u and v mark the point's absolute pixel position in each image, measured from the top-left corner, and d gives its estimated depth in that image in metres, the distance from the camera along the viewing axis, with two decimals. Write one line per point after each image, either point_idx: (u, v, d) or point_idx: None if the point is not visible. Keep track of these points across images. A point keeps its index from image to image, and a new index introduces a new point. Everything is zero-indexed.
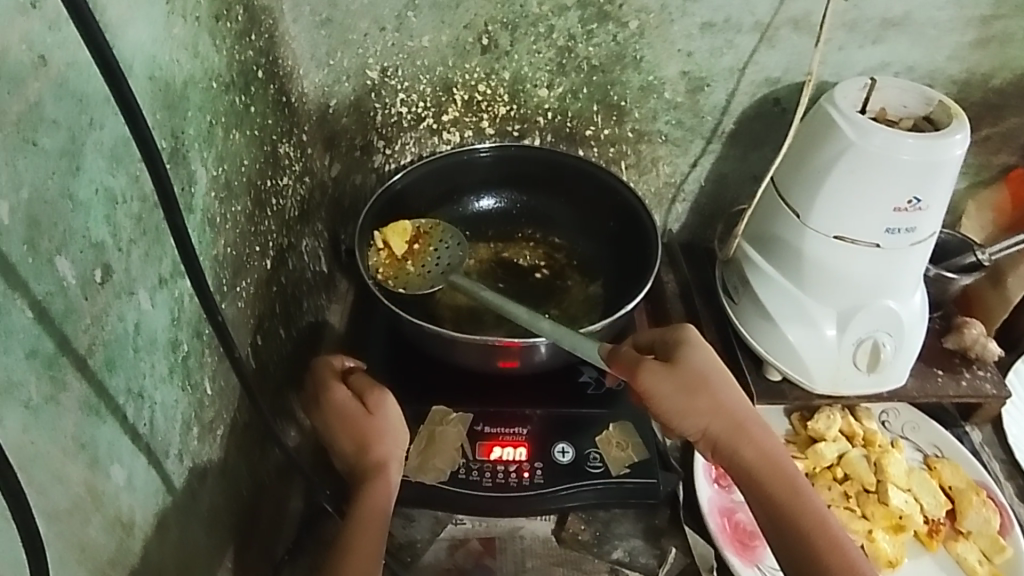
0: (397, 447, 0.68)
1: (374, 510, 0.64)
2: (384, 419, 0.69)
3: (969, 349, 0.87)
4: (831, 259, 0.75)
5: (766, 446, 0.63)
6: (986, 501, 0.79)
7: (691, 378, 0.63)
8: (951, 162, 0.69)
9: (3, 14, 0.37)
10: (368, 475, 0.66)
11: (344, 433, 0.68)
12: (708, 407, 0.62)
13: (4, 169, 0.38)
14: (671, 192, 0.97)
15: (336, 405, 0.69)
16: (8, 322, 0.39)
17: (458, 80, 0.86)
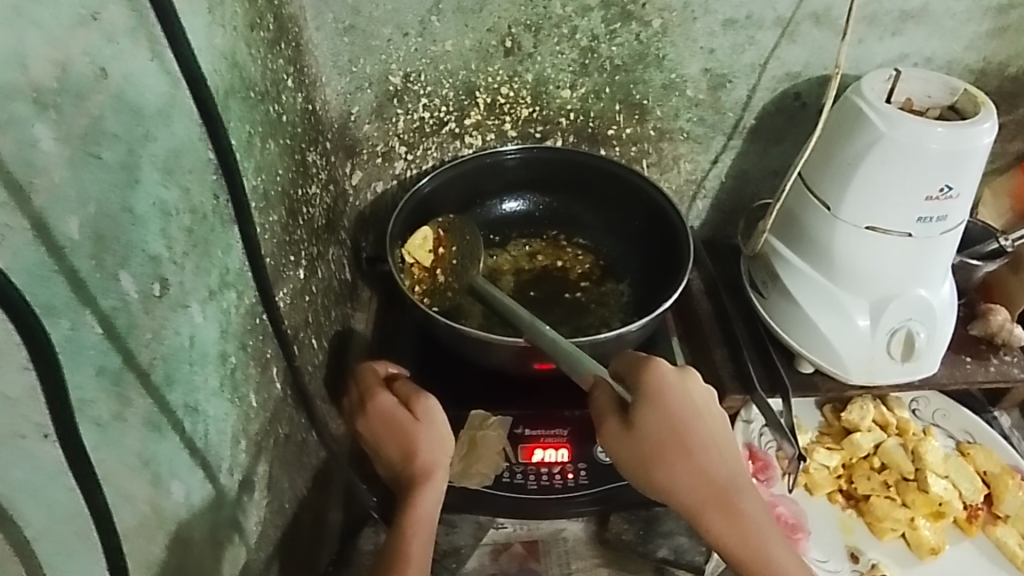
0: (444, 453, 0.67)
1: (418, 520, 0.64)
2: (431, 426, 0.68)
3: (995, 335, 0.88)
4: (864, 249, 0.75)
5: (731, 509, 0.61)
6: (1021, 485, 0.80)
7: (661, 439, 0.60)
8: (981, 150, 0.69)
9: (65, 27, 0.37)
10: (415, 482, 0.65)
11: (391, 440, 0.67)
12: (667, 474, 0.60)
13: (73, 184, 0.38)
14: (692, 189, 0.98)
15: (382, 412, 0.69)
16: (78, 339, 0.38)
17: (480, 83, 0.85)
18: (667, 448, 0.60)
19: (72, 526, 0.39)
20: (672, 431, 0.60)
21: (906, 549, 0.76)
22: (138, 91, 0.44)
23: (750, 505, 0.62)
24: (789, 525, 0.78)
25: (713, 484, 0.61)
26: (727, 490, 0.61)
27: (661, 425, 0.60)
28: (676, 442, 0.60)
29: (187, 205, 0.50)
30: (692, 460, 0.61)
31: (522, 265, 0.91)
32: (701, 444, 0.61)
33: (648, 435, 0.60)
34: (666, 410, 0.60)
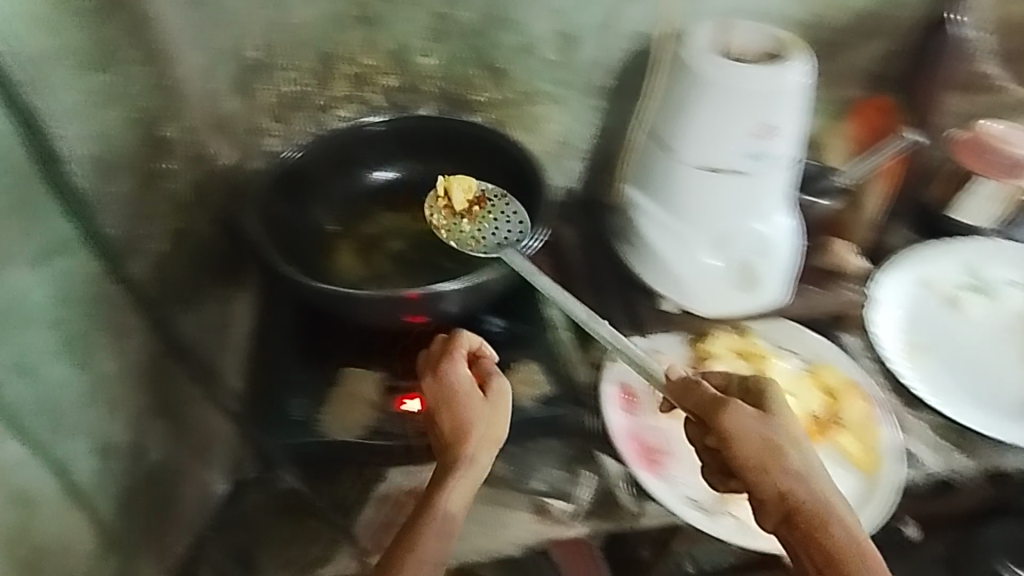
0: (497, 432, 0.68)
1: (467, 502, 0.64)
2: (494, 406, 0.69)
3: (838, 265, 1.01)
4: (701, 189, 0.82)
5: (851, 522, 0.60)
6: (856, 395, 0.89)
7: (831, 550, 0.58)
8: (794, 89, 0.76)
9: None
10: (457, 463, 0.66)
11: (444, 411, 0.68)
12: (782, 466, 0.62)
13: None
14: (558, 151, 1.02)
15: (473, 382, 0.70)
16: None
17: (339, 53, 0.87)
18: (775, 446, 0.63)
19: None
20: (774, 449, 0.62)
21: None
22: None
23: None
24: (655, 452, 0.80)
25: (841, 543, 0.58)
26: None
27: (835, 559, 0.58)
28: (773, 443, 0.63)
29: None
30: (799, 478, 0.61)
31: (398, 231, 0.93)
32: (814, 456, 0.64)
33: (752, 448, 0.62)
34: (761, 416, 0.64)
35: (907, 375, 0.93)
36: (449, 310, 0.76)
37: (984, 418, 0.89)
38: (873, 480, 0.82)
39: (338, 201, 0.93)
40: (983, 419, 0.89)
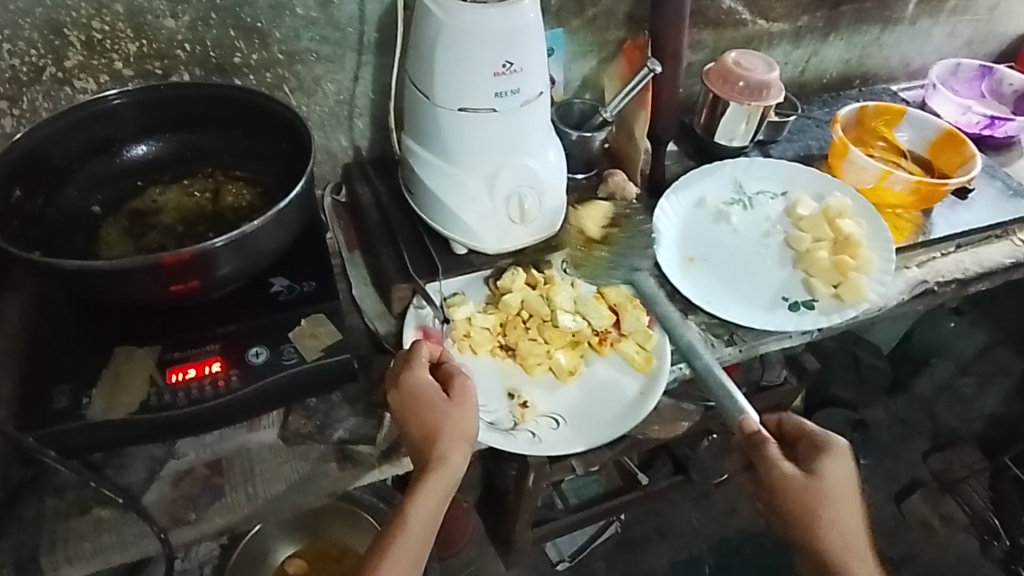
0: (462, 433, 0.75)
1: (430, 503, 0.73)
2: (460, 407, 0.77)
3: (614, 193, 1.07)
4: (464, 130, 0.85)
5: (817, 524, 0.78)
6: (640, 306, 0.96)
7: (812, 515, 0.78)
8: (529, 26, 0.80)
9: None
10: (431, 465, 0.73)
11: (414, 417, 0.75)
12: (805, 528, 0.78)
13: None
14: (345, 110, 1.03)
15: (418, 392, 0.76)
16: None
17: (66, 19, 0.81)
18: (787, 492, 0.79)
19: None
20: (810, 501, 0.78)
21: (552, 378, 0.90)
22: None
23: (830, 537, 0.78)
24: None
25: (817, 501, 0.78)
26: (830, 525, 0.78)
27: (816, 500, 0.78)
28: (813, 523, 0.78)
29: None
30: (840, 530, 0.78)
31: (173, 203, 0.90)
32: (844, 520, 0.79)
33: (790, 497, 0.78)
34: (779, 471, 0.79)
35: (681, 282, 1.03)
36: (216, 274, 0.76)
37: (746, 310, 1.00)
38: (652, 377, 0.90)
39: (103, 180, 0.89)
40: (744, 312, 1.00)
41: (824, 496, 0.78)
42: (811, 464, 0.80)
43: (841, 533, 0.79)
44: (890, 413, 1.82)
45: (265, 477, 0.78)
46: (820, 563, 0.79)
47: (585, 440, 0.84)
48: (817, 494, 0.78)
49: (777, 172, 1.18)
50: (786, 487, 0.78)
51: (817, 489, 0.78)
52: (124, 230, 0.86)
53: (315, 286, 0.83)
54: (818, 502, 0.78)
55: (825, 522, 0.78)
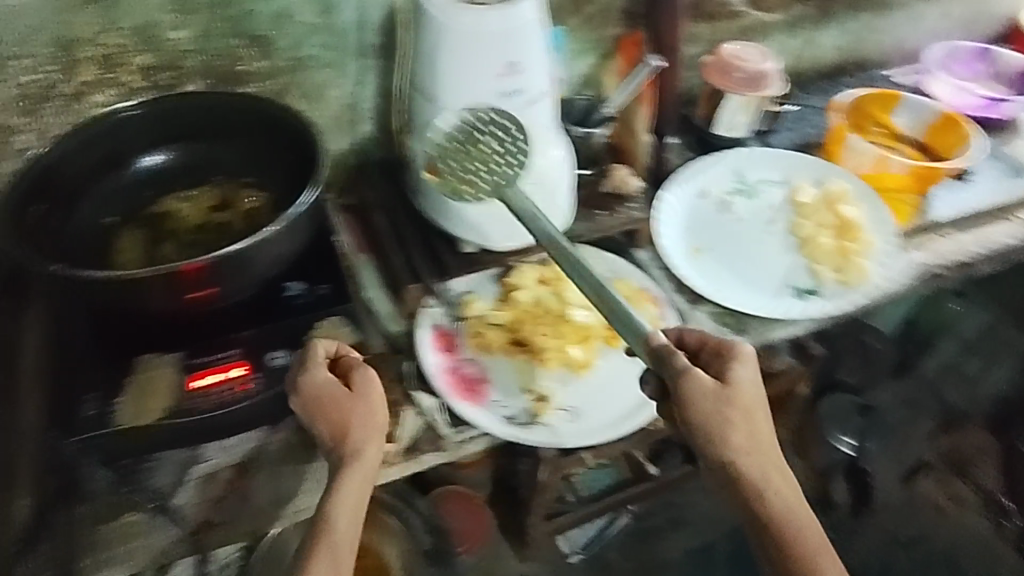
0: (373, 424, 0.76)
1: (355, 495, 0.73)
2: (366, 400, 0.77)
3: (618, 187, 1.08)
4: (470, 131, 0.87)
5: (743, 429, 0.76)
6: (647, 299, 1.00)
7: (712, 406, 0.73)
8: (528, 26, 0.82)
9: None
10: (346, 461, 0.74)
11: (322, 418, 0.75)
12: (725, 425, 0.75)
13: None
14: (350, 114, 1.05)
15: (320, 391, 0.75)
16: None
17: (78, 36, 0.83)
18: (707, 406, 0.73)
19: None
20: (720, 402, 0.74)
21: (568, 371, 0.92)
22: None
23: (732, 437, 0.75)
24: (472, 380, 0.89)
25: (723, 406, 0.74)
26: (757, 416, 0.77)
27: (727, 402, 0.74)
28: (717, 428, 0.74)
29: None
30: (739, 436, 0.76)
31: (180, 213, 0.92)
32: (744, 423, 0.76)
33: (699, 403, 0.73)
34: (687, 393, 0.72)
35: (687, 274, 1.05)
36: (229, 283, 0.77)
37: (755, 299, 1.02)
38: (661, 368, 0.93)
39: (112, 194, 0.90)
40: (753, 300, 1.02)
41: (738, 397, 0.75)
42: (727, 366, 0.77)
43: (756, 433, 0.77)
44: (898, 397, 1.82)
45: (288, 478, 0.79)
46: (732, 468, 0.77)
47: (603, 430, 0.86)
48: (745, 392, 0.76)
49: (776, 161, 1.20)
50: (695, 394, 0.72)
51: (736, 390, 0.75)
52: (138, 243, 0.88)
53: (330, 290, 0.85)
54: (736, 401, 0.75)
55: (746, 413, 0.76)
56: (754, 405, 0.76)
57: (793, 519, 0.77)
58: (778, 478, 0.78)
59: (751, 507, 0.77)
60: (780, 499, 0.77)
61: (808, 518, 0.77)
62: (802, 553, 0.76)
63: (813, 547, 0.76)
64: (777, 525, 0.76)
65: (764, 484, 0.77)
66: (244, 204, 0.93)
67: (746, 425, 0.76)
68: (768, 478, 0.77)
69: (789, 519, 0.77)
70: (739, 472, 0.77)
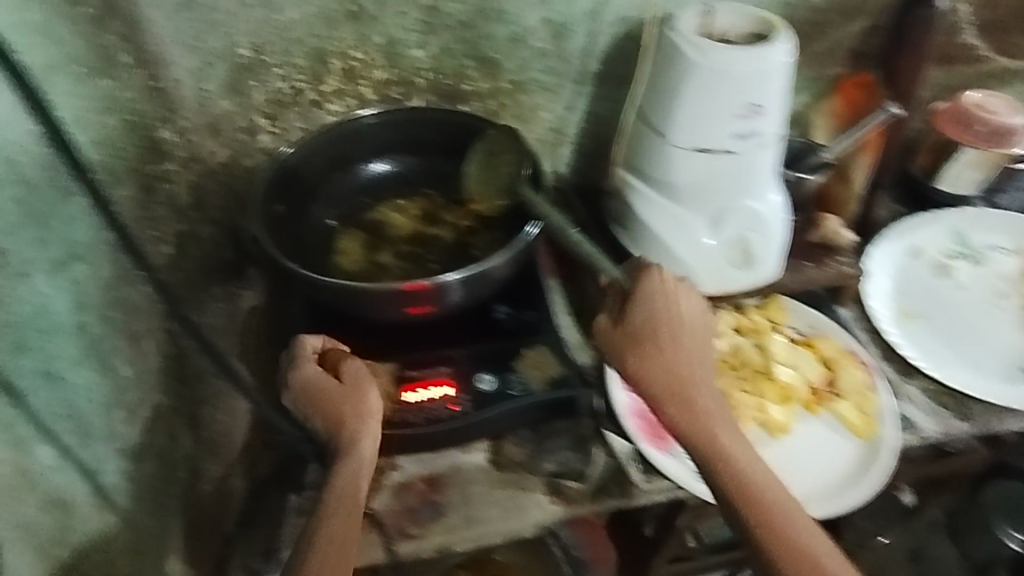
0: (367, 412, 0.69)
1: (349, 486, 0.65)
2: (354, 389, 0.71)
3: (827, 240, 1.00)
4: (696, 170, 0.83)
5: (670, 380, 0.71)
6: (857, 364, 0.90)
7: (648, 355, 0.72)
8: (779, 68, 0.78)
9: None
10: (340, 453, 0.67)
11: (319, 410, 0.69)
12: (657, 371, 0.72)
13: None
14: (554, 137, 1.05)
15: (311, 389, 0.70)
16: (28, 270, 0.50)
17: (332, 49, 0.88)
18: (642, 342, 0.73)
19: None
20: (651, 345, 0.73)
21: (763, 431, 0.85)
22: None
23: (683, 364, 0.72)
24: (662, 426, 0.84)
25: (649, 335, 0.73)
26: (664, 349, 0.73)
27: (629, 339, 0.74)
28: (676, 379, 0.72)
29: (49, 180, 0.53)
30: (680, 378, 0.72)
31: (398, 222, 0.94)
32: (687, 368, 0.72)
33: (642, 363, 0.72)
34: (642, 319, 0.74)
35: (899, 339, 0.96)
36: (447, 302, 0.79)
37: (979, 380, 0.91)
38: (872, 444, 0.83)
39: (337, 196, 0.94)
40: (977, 381, 0.91)
41: (670, 330, 0.73)
42: (629, 298, 0.75)
43: (708, 400, 0.71)
44: None
45: (480, 500, 0.80)
46: (701, 444, 0.68)
47: (800, 498, 0.79)
48: (654, 308, 0.74)
49: (1009, 229, 1.08)
50: (645, 344, 0.73)
51: (638, 321, 0.74)
52: (358, 246, 0.91)
53: (536, 316, 0.87)
54: (631, 327, 0.74)
55: (666, 361, 0.72)
56: (655, 339, 0.73)
57: (755, 497, 0.65)
58: (728, 435, 0.69)
59: (732, 507, 0.65)
60: (739, 460, 0.67)
61: (787, 501, 0.65)
62: (785, 542, 0.62)
63: (774, 543, 0.62)
64: (732, 491, 0.65)
65: (732, 469, 0.66)
66: (451, 219, 0.94)
67: (654, 360, 0.72)
68: (722, 442, 0.68)
69: (756, 488, 0.65)
70: (677, 408, 0.70)
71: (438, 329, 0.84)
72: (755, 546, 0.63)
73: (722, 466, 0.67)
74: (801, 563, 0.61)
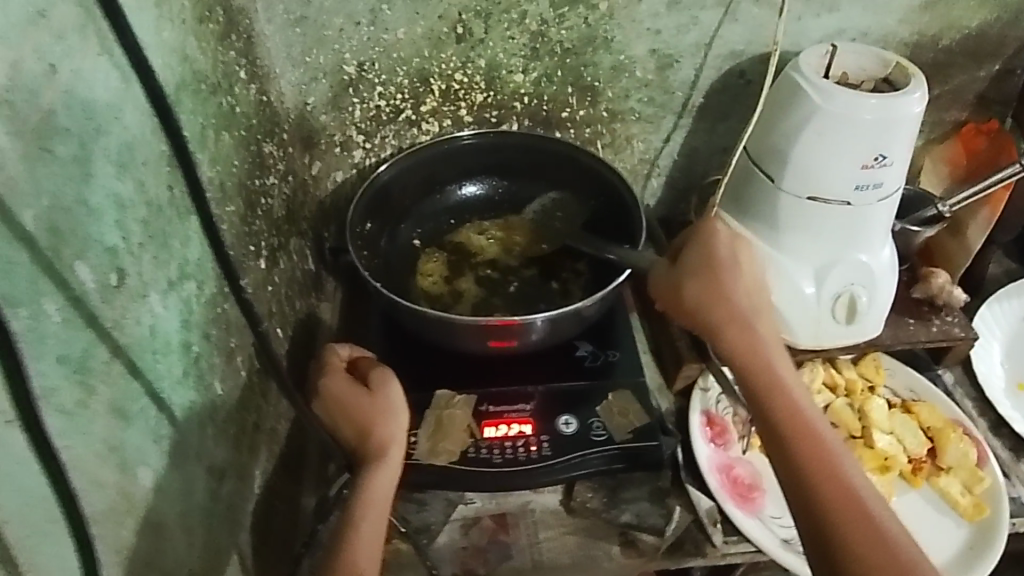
0: (397, 422, 0.69)
1: (379, 494, 0.64)
2: (385, 397, 0.70)
3: (937, 297, 0.91)
4: (806, 219, 0.79)
5: (741, 331, 0.66)
6: (963, 436, 0.84)
7: (710, 287, 0.67)
8: (911, 120, 0.74)
9: (77, 51, 0.44)
10: (369, 461, 0.66)
11: (345, 420, 0.68)
12: (712, 297, 0.67)
13: (82, 166, 0.44)
14: (646, 168, 0.99)
15: (337, 397, 0.69)
16: (143, 287, 0.51)
17: (435, 70, 0.87)
18: (708, 272, 0.68)
19: (44, 510, 0.40)
20: (715, 276, 0.67)
21: None
22: (125, 98, 0.49)
23: (745, 304, 0.67)
24: (746, 485, 0.81)
25: (718, 269, 0.68)
26: (726, 282, 0.67)
27: (692, 275, 0.68)
28: (735, 316, 0.66)
29: (169, 199, 0.55)
30: (736, 317, 0.66)
31: (483, 249, 0.90)
32: (751, 311, 0.67)
33: (695, 291, 0.67)
34: (705, 250, 0.69)
35: (1013, 415, 0.89)
36: (535, 336, 0.77)
37: None
38: (982, 528, 0.78)
39: (422, 219, 0.92)
40: None
41: (729, 266, 0.68)
42: (691, 239, 0.70)
43: (769, 339, 0.66)
44: None
45: (550, 545, 0.76)
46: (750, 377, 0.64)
47: None
48: (719, 247, 0.69)
49: None
50: (703, 273, 0.68)
51: (711, 253, 0.69)
52: (438, 271, 0.88)
53: (621, 358, 0.83)
54: (698, 259, 0.68)
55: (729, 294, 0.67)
56: (723, 272, 0.68)
57: (807, 443, 0.60)
58: (785, 373, 0.64)
59: (780, 439, 0.61)
60: (796, 402, 0.62)
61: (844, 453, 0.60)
62: (834, 490, 0.57)
63: (829, 492, 0.57)
64: (791, 437, 0.60)
65: (791, 413, 0.62)
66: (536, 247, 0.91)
67: (716, 292, 0.67)
68: (783, 382, 0.64)
69: (820, 436, 0.60)
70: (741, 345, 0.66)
71: (520, 363, 0.82)
72: (804, 492, 0.58)
73: (783, 410, 0.62)
74: (851, 510, 0.56)
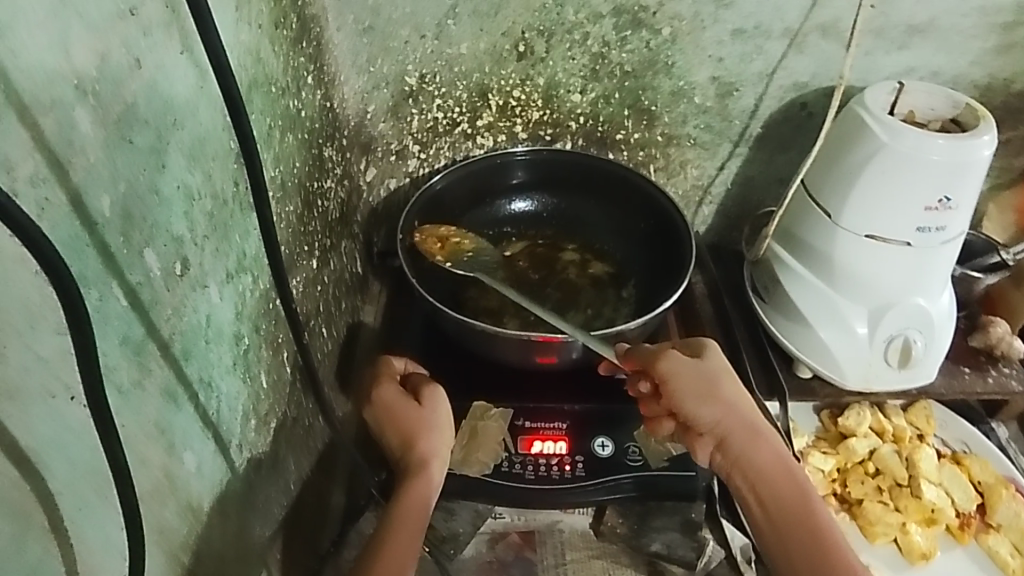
0: (442, 435, 0.69)
1: (416, 510, 0.64)
2: (433, 411, 0.70)
3: (995, 348, 0.87)
4: (862, 257, 0.77)
5: (772, 454, 0.68)
6: (1015, 495, 0.80)
7: (709, 395, 0.67)
8: (980, 162, 0.72)
9: (160, 46, 0.46)
10: (411, 472, 0.67)
11: (391, 428, 0.69)
12: (722, 400, 0.67)
13: (156, 154, 0.46)
14: (698, 195, 0.98)
15: (386, 405, 0.70)
16: (203, 274, 0.53)
17: (494, 85, 0.88)
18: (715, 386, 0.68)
19: (91, 484, 0.41)
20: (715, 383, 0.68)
21: (899, 554, 0.78)
22: (201, 96, 0.52)
23: (733, 389, 0.68)
24: None
25: (716, 379, 0.68)
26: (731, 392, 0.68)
27: (700, 380, 0.68)
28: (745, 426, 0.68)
29: (234, 194, 0.57)
30: (747, 430, 0.68)
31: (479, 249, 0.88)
32: (758, 437, 0.68)
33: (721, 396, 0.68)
34: (718, 371, 0.69)
35: None
36: (578, 354, 0.77)
37: None
38: None
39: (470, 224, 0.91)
40: None
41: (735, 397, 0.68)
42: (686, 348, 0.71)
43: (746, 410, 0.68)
44: None
45: (575, 568, 0.75)
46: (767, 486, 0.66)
47: None
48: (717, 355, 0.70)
49: None
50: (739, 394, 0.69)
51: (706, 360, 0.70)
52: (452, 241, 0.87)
53: None
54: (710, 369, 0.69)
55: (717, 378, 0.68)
56: (728, 379, 0.69)
57: (811, 531, 0.65)
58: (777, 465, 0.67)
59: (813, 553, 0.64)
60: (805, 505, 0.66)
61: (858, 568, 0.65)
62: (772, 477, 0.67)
63: None
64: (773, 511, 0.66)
65: (810, 527, 0.65)
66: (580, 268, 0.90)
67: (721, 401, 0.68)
68: (792, 486, 0.67)
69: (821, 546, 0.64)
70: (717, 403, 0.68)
71: (559, 381, 0.82)
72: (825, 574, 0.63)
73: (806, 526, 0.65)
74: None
